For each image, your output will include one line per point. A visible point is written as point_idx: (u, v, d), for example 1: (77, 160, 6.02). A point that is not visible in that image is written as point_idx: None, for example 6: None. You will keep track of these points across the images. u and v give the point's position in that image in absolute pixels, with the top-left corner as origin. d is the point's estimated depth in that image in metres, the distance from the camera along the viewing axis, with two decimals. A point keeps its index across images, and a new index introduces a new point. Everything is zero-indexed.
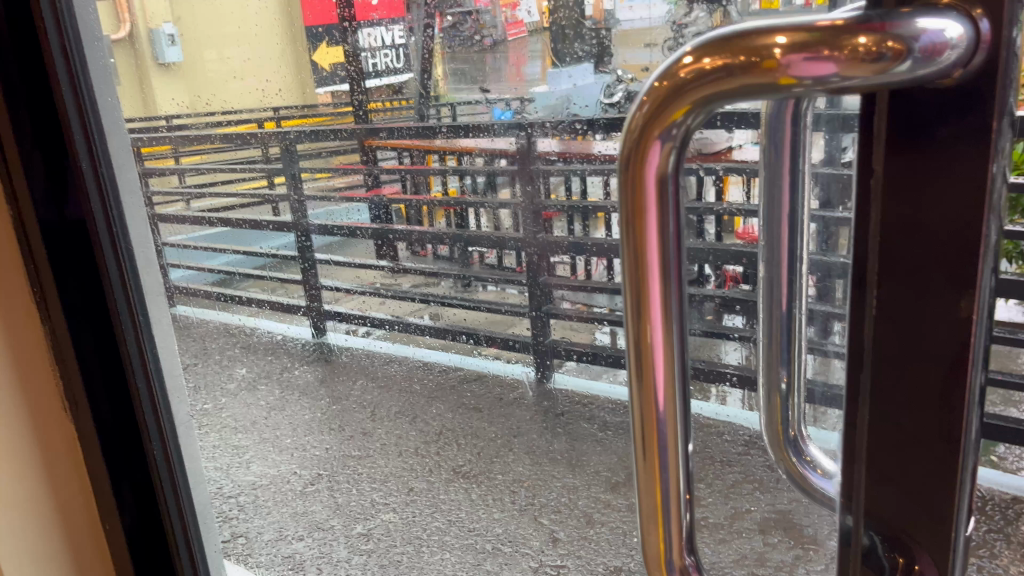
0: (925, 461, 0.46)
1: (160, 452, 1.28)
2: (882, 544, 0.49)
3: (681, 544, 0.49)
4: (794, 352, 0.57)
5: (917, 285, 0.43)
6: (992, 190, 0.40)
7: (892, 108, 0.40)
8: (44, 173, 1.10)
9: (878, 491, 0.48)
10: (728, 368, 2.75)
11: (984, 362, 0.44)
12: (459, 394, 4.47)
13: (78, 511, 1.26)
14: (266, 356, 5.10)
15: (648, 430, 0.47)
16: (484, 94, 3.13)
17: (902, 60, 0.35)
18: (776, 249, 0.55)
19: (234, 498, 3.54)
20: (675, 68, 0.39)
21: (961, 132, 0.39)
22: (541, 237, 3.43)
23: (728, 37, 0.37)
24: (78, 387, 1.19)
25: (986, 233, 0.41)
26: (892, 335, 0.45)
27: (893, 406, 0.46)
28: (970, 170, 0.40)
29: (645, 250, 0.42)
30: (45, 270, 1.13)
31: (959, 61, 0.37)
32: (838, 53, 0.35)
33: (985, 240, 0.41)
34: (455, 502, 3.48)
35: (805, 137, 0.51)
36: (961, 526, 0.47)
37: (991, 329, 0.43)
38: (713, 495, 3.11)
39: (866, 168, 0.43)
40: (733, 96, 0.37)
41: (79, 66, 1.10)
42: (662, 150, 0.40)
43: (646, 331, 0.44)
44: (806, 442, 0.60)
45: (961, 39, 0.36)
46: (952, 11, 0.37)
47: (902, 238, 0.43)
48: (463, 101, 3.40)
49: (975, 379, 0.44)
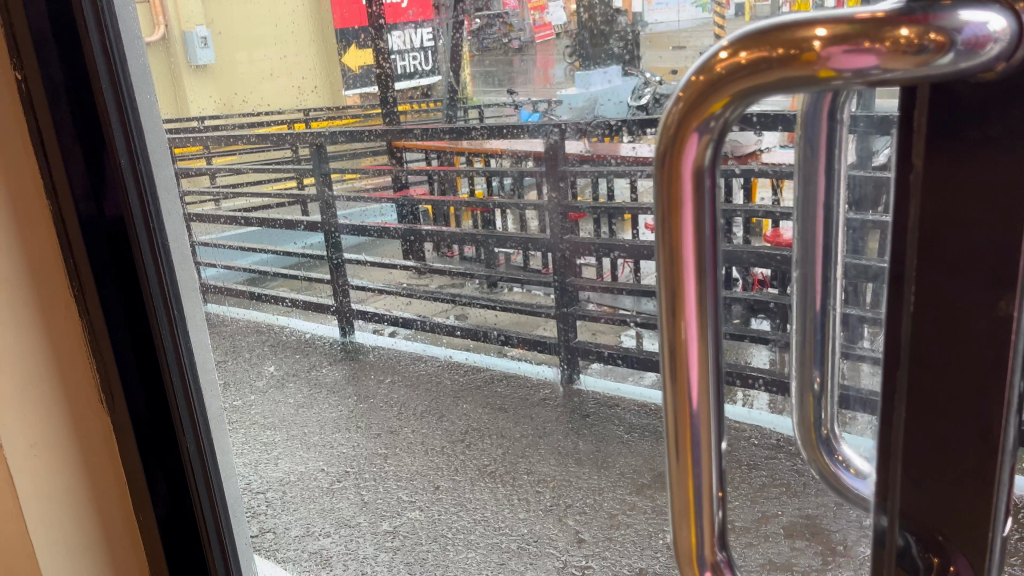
0: (963, 460, 0.45)
1: (192, 445, 1.30)
2: (916, 544, 0.48)
3: (713, 541, 0.49)
4: (827, 351, 0.57)
5: (956, 283, 0.43)
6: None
7: (932, 103, 0.40)
8: (84, 169, 1.12)
9: (913, 492, 0.48)
10: (757, 371, 2.72)
11: None
12: (485, 395, 4.53)
13: (113, 502, 1.28)
14: (295, 354, 5.16)
15: (681, 427, 0.47)
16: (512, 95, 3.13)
17: (945, 52, 0.35)
18: (810, 249, 0.54)
19: (262, 493, 3.57)
20: (712, 62, 0.39)
21: (1004, 128, 0.39)
22: (570, 237, 3.36)
23: (767, 30, 0.37)
24: (114, 380, 1.21)
25: None
26: (930, 334, 0.45)
27: (930, 405, 0.46)
28: (1012, 167, 0.39)
29: (680, 245, 0.42)
30: (84, 264, 1.15)
31: (1002, 54, 0.36)
32: (879, 45, 0.35)
33: None
34: (481, 500, 3.49)
35: (842, 134, 0.51)
36: (999, 527, 0.46)
37: None
38: (741, 498, 3.10)
39: (905, 164, 0.43)
40: (772, 89, 0.37)
41: (120, 65, 1.12)
42: (699, 143, 0.40)
43: (680, 328, 0.44)
44: (839, 441, 0.59)
45: (1007, 32, 0.36)
46: None
47: (942, 235, 0.42)
48: (491, 103, 3.42)
49: (1015, 379, 0.43)
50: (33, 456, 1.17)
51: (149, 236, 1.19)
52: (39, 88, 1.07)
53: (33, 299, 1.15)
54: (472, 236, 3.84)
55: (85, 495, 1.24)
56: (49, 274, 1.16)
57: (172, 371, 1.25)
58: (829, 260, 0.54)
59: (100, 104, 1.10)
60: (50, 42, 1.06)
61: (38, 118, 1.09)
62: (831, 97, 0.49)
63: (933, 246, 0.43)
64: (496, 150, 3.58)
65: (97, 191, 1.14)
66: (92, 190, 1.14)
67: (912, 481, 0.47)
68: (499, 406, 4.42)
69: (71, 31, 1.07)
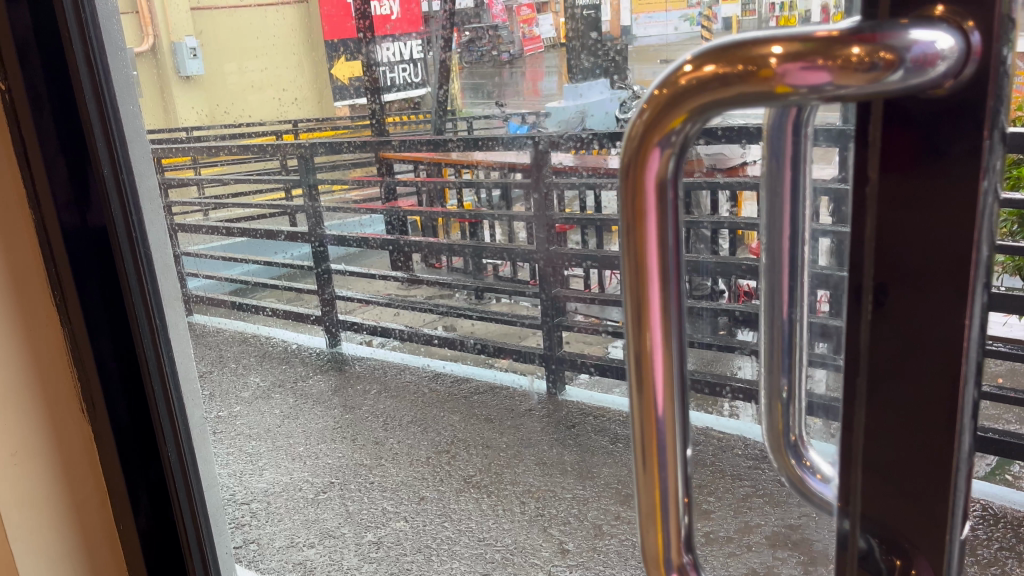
0: (921, 465, 0.47)
1: (174, 454, 1.30)
2: (878, 546, 0.49)
3: (679, 543, 0.50)
4: (795, 360, 0.58)
5: (912, 294, 0.44)
6: (983, 207, 0.41)
7: (886, 117, 0.42)
8: (67, 179, 1.13)
9: (874, 497, 0.49)
10: (740, 382, 2.74)
11: (977, 372, 0.45)
12: (470, 405, 4.54)
13: (94, 511, 1.28)
14: (280, 365, 5.15)
15: (647, 433, 0.48)
16: (499, 107, 3.13)
17: (895, 69, 0.36)
18: (778, 261, 0.55)
19: (246, 504, 3.55)
20: (674, 76, 0.40)
21: (954, 142, 0.40)
22: (553, 249, 3.40)
23: (726, 47, 0.38)
24: (95, 388, 1.21)
25: (978, 251, 0.42)
26: (886, 342, 0.46)
27: (889, 410, 0.47)
28: (962, 184, 0.41)
29: (645, 253, 0.44)
30: (66, 273, 1.15)
31: (949, 71, 0.38)
32: (830, 62, 0.36)
33: (977, 259, 0.42)
34: (465, 512, 3.48)
35: (806, 147, 0.52)
36: (957, 529, 0.47)
37: (983, 342, 0.45)
38: (723, 509, 3.09)
39: (862, 178, 0.44)
40: (732, 103, 0.39)
41: (103, 76, 1.13)
42: (661, 156, 0.42)
43: (645, 338, 0.45)
44: (807, 446, 0.61)
45: (952, 53, 0.37)
46: (944, 22, 0.38)
47: (897, 245, 0.44)
48: (479, 115, 3.42)
49: (968, 388, 0.45)
50: (13, 465, 1.17)
51: (131, 244, 1.19)
52: (23, 98, 1.07)
53: (13, 308, 1.15)
54: (460, 247, 3.85)
55: (64, 505, 1.24)
56: (31, 281, 1.17)
57: (154, 381, 1.25)
58: (797, 271, 0.56)
59: (83, 114, 1.11)
60: (35, 54, 1.07)
61: (21, 128, 1.10)
62: (795, 111, 0.50)
63: (889, 255, 0.44)
64: (473, 162, 3.65)
65: (81, 201, 1.15)
66: (74, 199, 1.14)
67: (874, 486, 0.49)
68: (484, 416, 4.42)
69: (56, 44, 1.08)
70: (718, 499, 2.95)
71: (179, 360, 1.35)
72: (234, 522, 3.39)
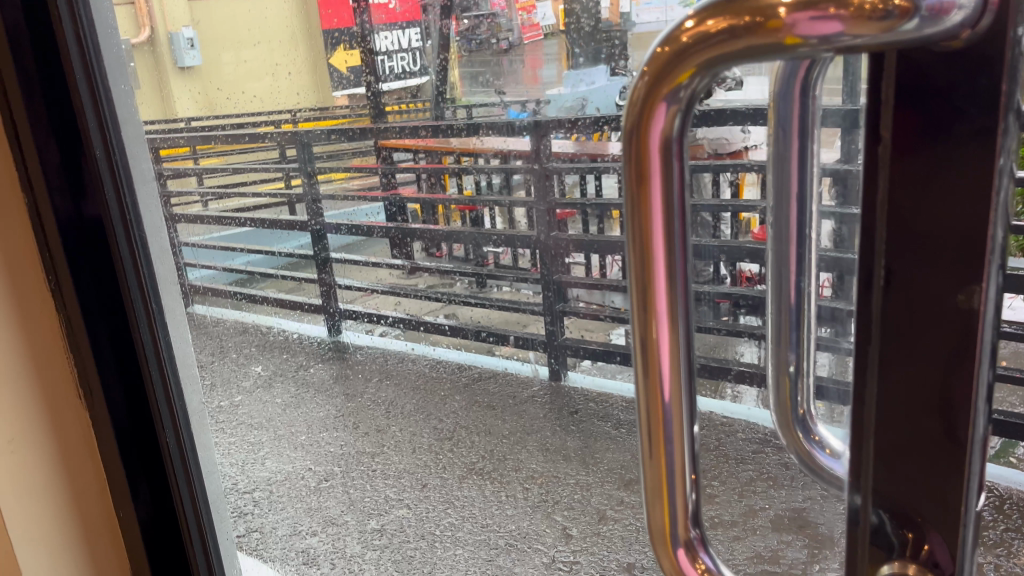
0: (934, 440, 0.45)
1: (172, 442, 1.29)
2: (890, 521, 0.48)
3: (687, 520, 0.49)
4: (803, 333, 0.57)
5: (925, 265, 0.43)
6: (998, 182, 0.40)
7: (899, 74, 0.40)
8: (59, 164, 1.11)
9: (885, 472, 0.48)
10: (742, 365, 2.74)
11: (991, 347, 0.44)
12: (472, 393, 4.53)
13: (93, 499, 1.27)
14: (282, 354, 5.16)
15: (652, 411, 0.46)
16: (500, 93, 3.10)
17: (909, 17, 0.34)
18: (785, 228, 0.54)
19: (249, 493, 3.55)
20: (677, 33, 0.38)
21: (967, 100, 0.39)
22: (555, 235, 3.39)
23: (732, 0, 0.36)
24: (92, 375, 1.20)
25: (993, 229, 0.41)
26: (895, 316, 0.45)
27: (900, 386, 0.46)
28: (978, 149, 0.39)
29: (650, 222, 0.42)
30: (60, 257, 1.14)
31: (966, 21, 0.36)
32: (843, 10, 0.34)
33: (992, 239, 0.41)
34: (468, 498, 3.52)
35: (814, 114, 0.51)
36: (972, 504, 0.46)
37: (998, 315, 0.43)
38: (727, 492, 3.08)
39: (872, 142, 0.43)
40: (738, 57, 0.37)
41: (95, 57, 1.11)
42: (667, 114, 0.40)
43: (651, 312, 0.44)
44: (815, 421, 0.59)
45: (971, 4, 0.35)
46: None
47: (910, 217, 0.43)
48: (479, 101, 3.40)
49: (983, 366, 0.44)
50: (10, 452, 1.16)
51: (126, 230, 1.18)
52: (15, 84, 1.06)
53: (8, 293, 1.13)
54: (460, 234, 3.84)
55: (62, 493, 1.23)
56: (25, 267, 1.15)
57: (152, 369, 1.24)
58: (804, 239, 0.54)
59: (76, 99, 1.09)
60: (25, 38, 1.05)
61: (13, 114, 1.09)
62: (805, 68, 0.47)
63: (901, 225, 0.43)
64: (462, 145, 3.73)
65: (76, 188, 1.13)
66: (67, 183, 1.13)
67: (884, 460, 0.47)
68: (486, 404, 4.41)
69: (48, 28, 1.06)
70: (721, 483, 2.95)
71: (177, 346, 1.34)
72: (236, 511, 3.39)
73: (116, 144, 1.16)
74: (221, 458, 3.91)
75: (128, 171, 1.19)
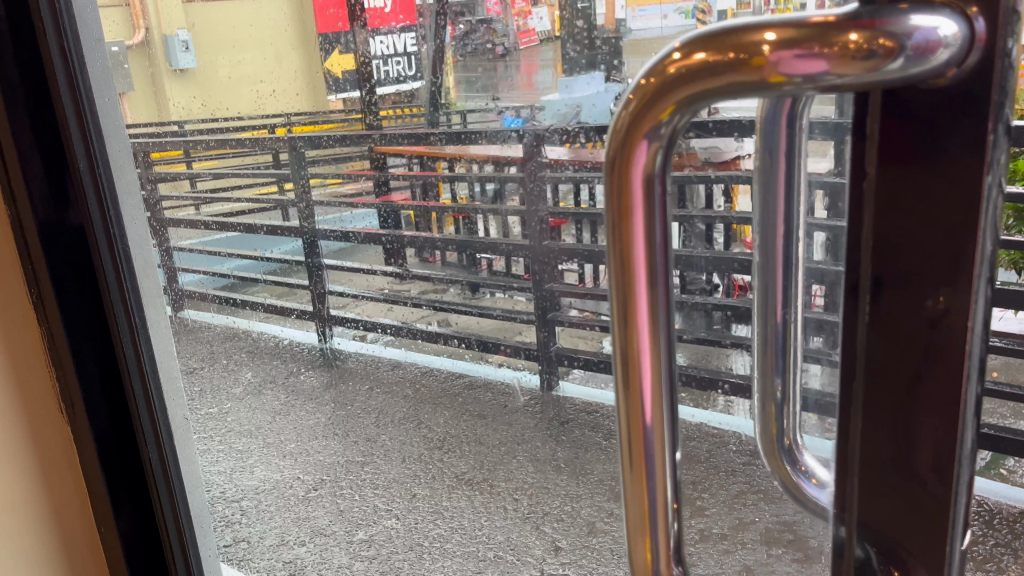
0: (920, 471, 0.45)
1: (156, 455, 1.27)
2: (876, 555, 0.47)
3: (669, 554, 0.48)
4: (789, 360, 0.57)
5: (912, 296, 0.42)
6: (986, 201, 0.39)
7: (885, 109, 0.39)
8: (42, 175, 1.10)
9: (870, 504, 0.47)
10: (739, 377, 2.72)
11: (978, 372, 0.43)
12: (464, 401, 4.51)
13: (75, 512, 1.25)
14: (273, 361, 5.13)
15: (634, 442, 0.46)
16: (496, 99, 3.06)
17: (894, 58, 0.34)
18: (771, 257, 0.53)
19: (236, 502, 3.51)
20: (663, 64, 0.38)
21: (955, 129, 0.38)
22: (548, 244, 3.39)
23: (715, 34, 0.36)
24: (73, 387, 1.19)
25: (981, 250, 0.40)
26: (879, 349, 0.44)
27: (885, 416, 0.45)
28: (963, 176, 0.39)
29: (632, 254, 0.41)
30: (42, 268, 1.13)
31: (952, 60, 0.36)
32: (828, 50, 0.34)
33: (980, 258, 0.40)
34: (458, 509, 3.49)
35: (802, 142, 0.50)
36: (957, 536, 0.45)
37: (985, 339, 0.43)
38: (719, 505, 3.04)
39: (859, 171, 0.42)
40: (722, 94, 0.37)
41: (79, 68, 1.10)
42: (649, 150, 0.40)
43: (633, 340, 0.43)
44: (801, 450, 0.58)
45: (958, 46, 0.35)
46: (947, 9, 0.35)
47: (898, 235, 0.42)
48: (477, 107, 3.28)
49: (970, 389, 0.43)
50: None
51: (109, 242, 1.17)
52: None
53: None
54: (452, 242, 3.86)
55: (43, 506, 1.21)
56: (7, 278, 1.14)
57: (134, 380, 1.23)
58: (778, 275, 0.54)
59: (59, 112, 1.08)
60: (9, 48, 1.04)
61: None
62: (790, 103, 0.48)
63: (887, 256, 0.42)
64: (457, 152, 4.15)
65: (58, 198, 1.13)
66: (51, 194, 1.12)
67: (870, 491, 0.47)
68: (477, 413, 4.39)
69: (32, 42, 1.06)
70: (712, 496, 2.92)
71: (161, 358, 1.32)
72: (222, 520, 3.35)
73: (101, 156, 1.15)
74: (209, 466, 3.87)
75: (112, 182, 1.17)
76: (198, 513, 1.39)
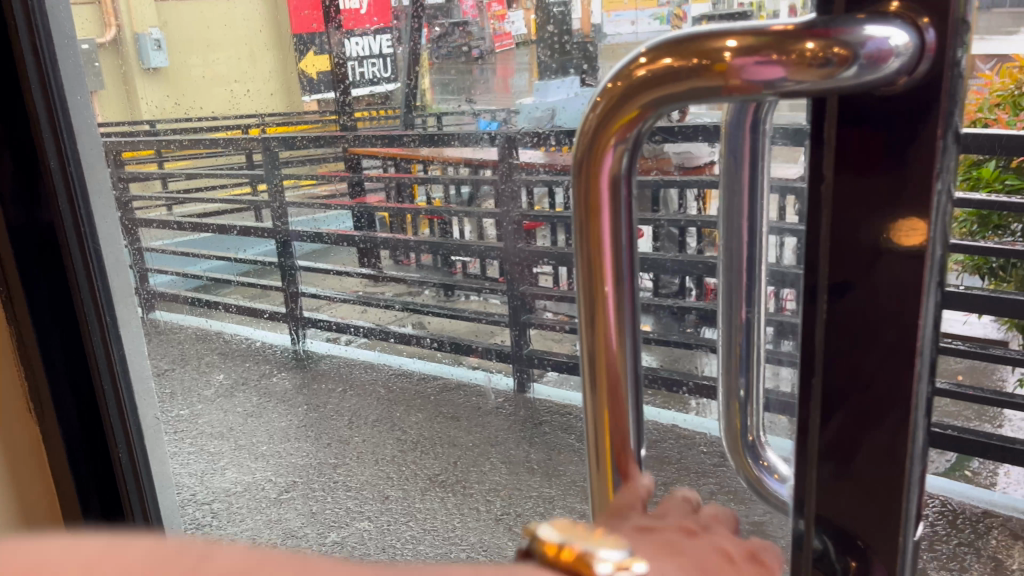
0: (879, 459, 0.49)
1: (126, 456, 1.26)
2: (834, 548, 0.51)
3: None
4: (753, 362, 0.58)
5: (867, 293, 0.46)
6: (936, 205, 0.43)
7: (842, 112, 0.44)
8: (11, 173, 1.10)
9: (831, 483, 0.51)
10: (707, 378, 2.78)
11: (930, 364, 0.47)
12: (437, 404, 4.51)
13: (42, 513, 1.26)
14: (244, 362, 5.09)
15: (602, 434, 0.49)
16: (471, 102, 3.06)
17: (848, 65, 0.36)
18: (737, 257, 0.55)
19: (207, 505, 3.48)
20: (629, 69, 0.40)
21: (907, 137, 0.43)
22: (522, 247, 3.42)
23: (679, 41, 0.38)
24: (42, 389, 1.18)
25: (931, 250, 0.44)
26: (840, 341, 0.48)
27: (844, 405, 0.49)
28: (913, 181, 0.43)
29: (600, 253, 0.44)
30: (11, 268, 1.12)
31: (903, 66, 0.39)
32: (785, 57, 0.36)
33: (930, 256, 0.44)
34: (432, 510, 3.48)
35: (766, 145, 0.52)
36: (909, 521, 0.50)
37: (936, 334, 0.47)
38: None
39: (817, 176, 0.47)
40: (685, 97, 0.39)
41: (51, 66, 1.09)
42: (616, 153, 0.42)
43: (599, 335, 0.46)
44: (765, 447, 0.60)
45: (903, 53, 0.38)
46: (899, 19, 0.40)
47: (854, 236, 0.46)
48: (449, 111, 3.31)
49: (922, 381, 0.47)
50: None
51: (80, 241, 1.16)
52: None
53: None
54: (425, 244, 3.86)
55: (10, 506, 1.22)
56: None
57: (104, 379, 1.22)
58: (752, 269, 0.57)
59: (30, 112, 1.08)
60: None
61: None
62: (753, 108, 0.50)
63: (844, 255, 0.47)
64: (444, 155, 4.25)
65: (28, 197, 1.12)
66: (20, 193, 1.11)
67: (830, 477, 0.51)
68: (451, 415, 4.38)
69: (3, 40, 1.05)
70: None
71: (134, 359, 1.31)
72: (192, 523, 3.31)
73: (72, 155, 1.14)
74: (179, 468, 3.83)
75: (83, 181, 1.16)
76: (171, 514, 1.38)
